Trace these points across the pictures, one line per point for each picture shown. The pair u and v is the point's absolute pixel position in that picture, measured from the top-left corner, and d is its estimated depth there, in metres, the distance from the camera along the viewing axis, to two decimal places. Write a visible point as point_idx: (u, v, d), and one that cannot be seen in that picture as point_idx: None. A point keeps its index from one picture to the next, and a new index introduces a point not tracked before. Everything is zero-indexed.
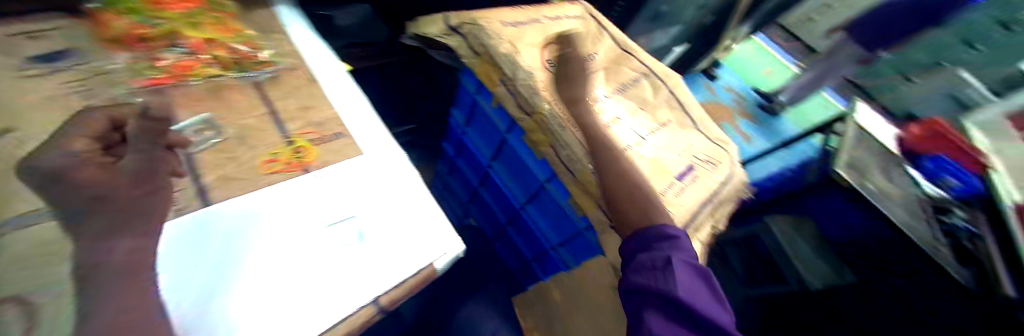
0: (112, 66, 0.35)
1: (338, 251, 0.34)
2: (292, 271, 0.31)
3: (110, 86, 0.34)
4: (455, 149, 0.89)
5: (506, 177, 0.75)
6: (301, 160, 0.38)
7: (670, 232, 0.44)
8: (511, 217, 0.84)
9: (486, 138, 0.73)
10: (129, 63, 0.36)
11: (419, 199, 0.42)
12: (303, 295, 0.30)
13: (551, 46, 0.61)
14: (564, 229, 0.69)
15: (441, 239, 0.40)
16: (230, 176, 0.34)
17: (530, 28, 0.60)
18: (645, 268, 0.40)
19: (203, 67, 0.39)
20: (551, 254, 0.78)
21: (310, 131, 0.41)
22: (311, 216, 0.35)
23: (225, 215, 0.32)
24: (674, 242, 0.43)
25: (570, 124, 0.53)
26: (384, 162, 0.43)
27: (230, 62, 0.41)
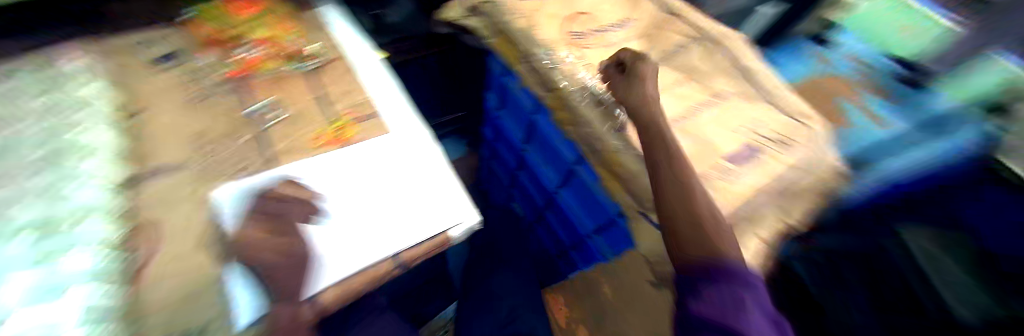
0: (218, 71, 0.49)
1: (370, 209, 0.41)
2: (333, 220, 0.39)
3: (216, 85, 0.48)
4: (492, 132, 0.91)
5: (540, 158, 0.73)
6: (342, 136, 0.47)
7: (742, 274, 0.36)
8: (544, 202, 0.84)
9: (517, 120, 0.74)
10: (229, 69, 0.50)
11: (439, 173, 0.46)
12: (340, 238, 0.38)
13: (575, 14, 0.56)
14: (597, 215, 0.65)
15: (457, 208, 0.43)
16: (292, 147, 0.44)
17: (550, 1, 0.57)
18: (719, 302, 0.33)
19: (264, 57, 0.52)
20: (587, 242, 0.74)
21: (350, 114, 0.50)
22: (350, 180, 0.43)
23: (288, 174, 0.42)
24: (748, 290, 0.35)
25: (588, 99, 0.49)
26: (410, 141, 0.49)
27: (289, 59, 0.53)
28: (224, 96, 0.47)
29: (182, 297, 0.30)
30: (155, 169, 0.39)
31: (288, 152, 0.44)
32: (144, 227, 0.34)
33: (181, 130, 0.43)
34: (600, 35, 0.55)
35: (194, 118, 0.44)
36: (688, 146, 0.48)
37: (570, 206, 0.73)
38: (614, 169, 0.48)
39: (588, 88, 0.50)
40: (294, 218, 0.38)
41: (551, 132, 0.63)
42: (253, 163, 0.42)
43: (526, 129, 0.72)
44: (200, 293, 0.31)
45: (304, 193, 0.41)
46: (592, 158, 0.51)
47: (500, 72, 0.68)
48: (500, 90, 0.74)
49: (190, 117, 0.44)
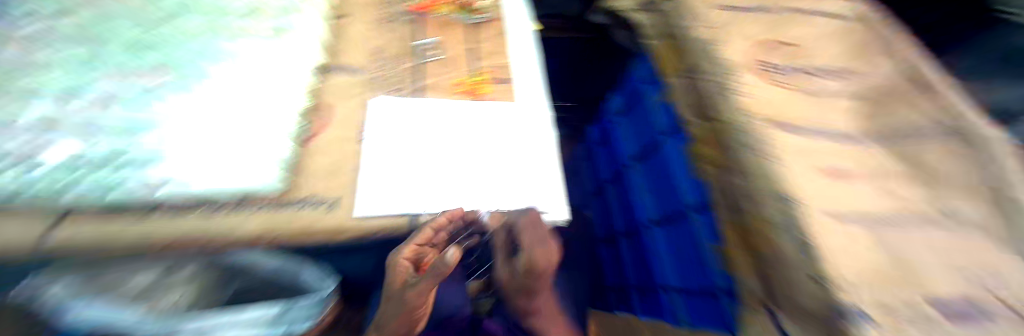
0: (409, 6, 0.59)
1: (475, 162, 0.44)
2: (445, 159, 0.44)
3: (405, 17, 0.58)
4: (600, 135, 0.86)
5: (643, 183, 0.65)
6: (477, 90, 0.50)
7: None
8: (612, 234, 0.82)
9: (638, 133, 0.66)
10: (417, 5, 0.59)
11: (543, 160, 0.45)
12: (446, 177, 0.42)
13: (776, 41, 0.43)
14: (692, 277, 0.52)
15: (549, 198, 0.43)
16: (435, 84, 0.50)
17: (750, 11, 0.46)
18: None
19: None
20: (660, 295, 0.63)
21: (488, 71, 0.52)
22: (468, 131, 0.46)
23: (426, 108, 0.48)
24: None
25: (751, 133, 0.35)
26: (527, 117, 0.48)
27: (459, 8, 0.59)
28: (406, 27, 0.56)
29: (331, 172, 0.41)
30: (346, 68, 0.50)
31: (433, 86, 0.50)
32: (323, 110, 0.46)
33: (371, 46, 0.54)
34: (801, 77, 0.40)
35: (382, 38, 0.55)
36: (848, 254, 0.27)
37: (660, 251, 0.61)
38: (755, 242, 0.35)
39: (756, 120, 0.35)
40: (421, 147, 0.45)
41: (677, 163, 0.52)
42: (407, 87, 0.50)
43: (645, 147, 0.64)
44: (341, 172, 0.41)
45: (432, 129, 0.46)
46: (723, 211, 0.40)
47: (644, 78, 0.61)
48: (634, 97, 0.67)
49: (381, 37, 0.55)
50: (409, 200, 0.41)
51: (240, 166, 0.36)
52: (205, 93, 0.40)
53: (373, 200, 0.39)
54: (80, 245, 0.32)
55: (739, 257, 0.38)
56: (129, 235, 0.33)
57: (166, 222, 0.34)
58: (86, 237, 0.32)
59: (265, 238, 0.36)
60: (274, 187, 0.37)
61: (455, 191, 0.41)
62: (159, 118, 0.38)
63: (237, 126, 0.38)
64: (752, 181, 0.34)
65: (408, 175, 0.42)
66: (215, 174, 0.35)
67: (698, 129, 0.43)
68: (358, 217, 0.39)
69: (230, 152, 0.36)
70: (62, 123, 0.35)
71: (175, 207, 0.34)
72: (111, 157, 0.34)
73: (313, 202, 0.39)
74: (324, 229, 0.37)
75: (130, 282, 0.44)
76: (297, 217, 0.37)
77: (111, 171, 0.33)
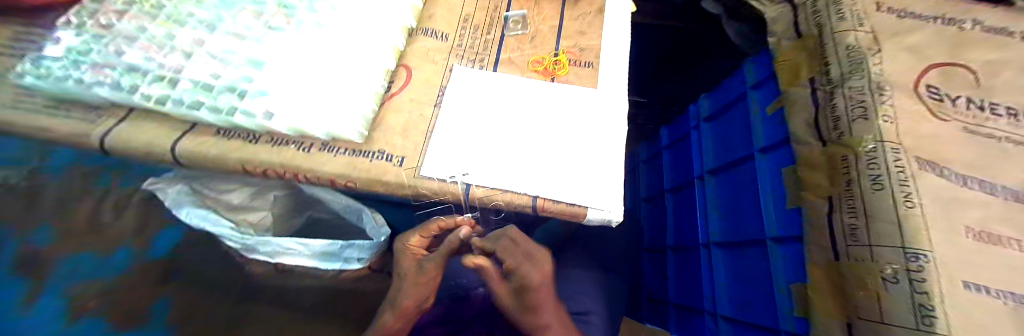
0: None
1: (539, 144, 0.42)
2: (510, 136, 0.43)
3: None
4: (670, 140, 0.81)
5: (712, 199, 0.60)
6: (555, 70, 0.48)
7: None
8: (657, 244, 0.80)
9: (720, 145, 0.60)
10: None
11: (616, 152, 0.42)
12: (508, 155, 0.41)
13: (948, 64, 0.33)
14: (751, 310, 0.48)
15: (608, 196, 0.40)
16: (514, 59, 0.49)
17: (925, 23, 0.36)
18: None
19: None
20: (704, 318, 0.59)
21: (572, 52, 0.49)
22: (539, 111, 0.44)
23: (501, 81, 0.47)
24: None
25: (881, 170, 0.29)
26: (606, 104, 0.45)
27: None
28: None
29: (405, 130, 0.43)
30: (432, 30, 0.50)
31: (509, 62, 0.49)
32: (404, 68, 0.47)
33: (458, 10, 0.53)
34: (982, 118, 0.30)
35: (469, 4, 0.54)
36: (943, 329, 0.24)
37: (717, 276, 0.56)
38: (850, 289, 0.31)
39: (899, 156, 0.29)
40: (489, 120, 0.44)
41: (765, 186, 0.46)
42: (485, 59, 0.49)
43: (725, 162, 0.58)
44: (413, 131, 0.43)
45: (504, 104, 0.45)
46: (820, 254, 0.35)
47: (749, 83, 0.53)
48: (727, 104, 0.59)
49: (468, 3, 0.54)
50: (469, 169, 0.40)
51: (330, 113, 0.37)
52: (309, 26, 0.40)
53: (437, 164, 0.40)
54: (193, 155, 0.39)
55: (822, 299, 0.34)
56: (234, 157, 0.39)
57: (261, 148, 0.39)
58: (206, 151, 0.39)
59: (343, 178, 0.39)
60: (359, 137, 0.40)
61: (516, 171, 0.41)
62: (260, 49, 0.38)
63: (334, 68, 0.39)
64: (871, 226, 0.29)
65: (473, 146, 0.42)
66: (306, 113, 0.35)
67: (808, 152, 0.38)
68: (421, 175, 0.40)
69: (324, 96, 0.37)
70: (202, 46, 0.38)
71: (274, 140, 0.40)
72: (237, 84, 0.36)
73: (379, 153, 0.41)
74: (387, 182, 0.39)
75: (226, 198, 0.54)
76: (371, 166, 0.40)
77: (236, 98, 0.36)
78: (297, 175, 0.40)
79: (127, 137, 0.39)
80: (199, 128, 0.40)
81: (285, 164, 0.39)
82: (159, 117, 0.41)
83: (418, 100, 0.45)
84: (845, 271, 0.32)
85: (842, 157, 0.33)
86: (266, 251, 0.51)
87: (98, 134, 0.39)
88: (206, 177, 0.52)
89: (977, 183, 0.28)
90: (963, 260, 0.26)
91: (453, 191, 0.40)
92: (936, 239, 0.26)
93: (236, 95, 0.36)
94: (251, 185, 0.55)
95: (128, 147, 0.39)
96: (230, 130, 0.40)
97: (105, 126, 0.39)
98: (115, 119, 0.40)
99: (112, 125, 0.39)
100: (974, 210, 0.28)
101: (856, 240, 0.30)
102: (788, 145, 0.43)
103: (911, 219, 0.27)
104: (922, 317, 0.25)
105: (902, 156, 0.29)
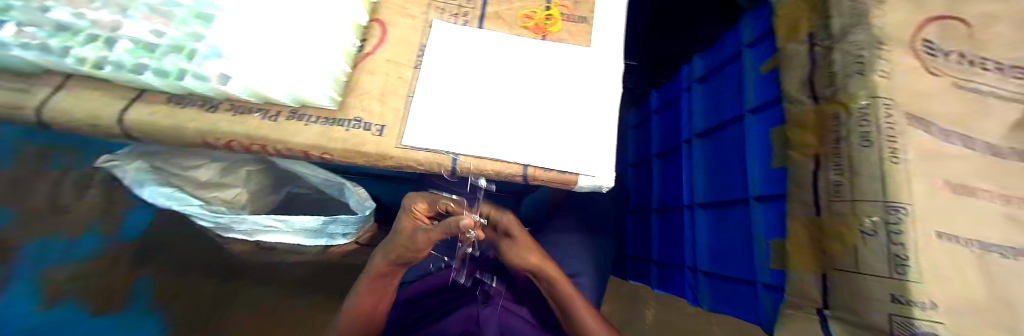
0: None
1: (528, 108, 0.40)
2: (497, 99, 0.40)
3: None
4: (661, 103, 0.79)
5: (699, 162, 0.60)
6: (546, 26, 0.44)
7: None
8: (641, 207, 0.82)
9: (711, 106, 0.59)
10: None
11: (608, 114, 0.41)
12: (495, 119, 0.39)
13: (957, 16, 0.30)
14: (731, 265, 0.51)
15: (599, 161, 0.39)
16: (502, 13, 0.45)
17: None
18: None
19: None
20: (685, 273, 0.62)
21: (564, 4, 0.46)
22: (526, 72, 0.42)
23: (487, 38, 0.43)
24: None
25: (867, 123, 0.29)
26: (601, 64, 0.43)
27: None
28: None
29: (382, 95, 0.40)
30: None
31: (496, 16, 0.45)
32: (377, 23, 0.43)
33: None
34: (972, 73, 0.29)
35: None
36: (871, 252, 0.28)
37: (700, 237, 0.58)
38: (829, 243, 0.32)
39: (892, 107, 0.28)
40: (474, 82, 0.41)
41: (755, 146, 0.46)
42: (470, 14, 0.45)
43: (714, 124, 0.57)
44: (391, 96, 0.40)
45: (490, 63, 0.42)
46: (803, 210, 0.36)
47: (745, 40, 0.51)
48: (722, 63, 0.57)
49: None
50: (454, 135, 0.38)
51: (297, 77, 0.33)
52: None
53: (420, 131, 0.38)
54: (148, 128, 0.35)
55: (800, 252, 0.36)
56: (191, 128, 0.35)
57: (222, 119, 0.36)
58: (157, 121, 0.35)
59: (318, 150, 0.37)
60: (330, 102, 0.38)
61: (503, 138, 0.39)
62: None
63: None
64: (856, 182, 0.29)
65: (457, 111, 0.39)
66: (271, 79, 0.32)
67: (801, 110, 0.37)
68: (403, 146, 0.38)
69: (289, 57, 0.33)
70: None
71: (236, 108, 0.36)
72: (181, 42, 0.31)
73: (357, 122, 0.38)
74: (366, 151, 0.37)
75: (194, 175, 0.50)
76: (348, 135, 0.37)
77: (185, 59, 0.32)
78: (266, 146, 0.37)
79: (67, 107, 0.35)
80: (147, 95, 0.36)
81: (250, 135, 0.36)
82: (103, 85, 0.36)
83: (396, 62, 0.42)
84: (826, 227, 0.33)
85: (834, 115, 0.33)
86: (246, 230, 0.49)
87: (34, 105, 0.34)
88: (166, 152, 0.48)
89: (960, 136, 0.29)
90: (941, 212, 0.27)
91: (439, 159, 0.38)
92: (921, 191, 0.27)
93: (183, 58, 0.32)
94: (221, 160, 0.51)
95: (73, 120, 0.35)
96: (184, 97, 0.36)
97: (43, 95, 0.35)
98: (49, 88, 0.35)
99: (49, 96, 0.35)
100: (955, 163, 0.28)
101: (839, 195, 0.31)
102: (780, 104, 0.42)
103: (895, 174, 0.27)
104: (896, 266, 0.26)
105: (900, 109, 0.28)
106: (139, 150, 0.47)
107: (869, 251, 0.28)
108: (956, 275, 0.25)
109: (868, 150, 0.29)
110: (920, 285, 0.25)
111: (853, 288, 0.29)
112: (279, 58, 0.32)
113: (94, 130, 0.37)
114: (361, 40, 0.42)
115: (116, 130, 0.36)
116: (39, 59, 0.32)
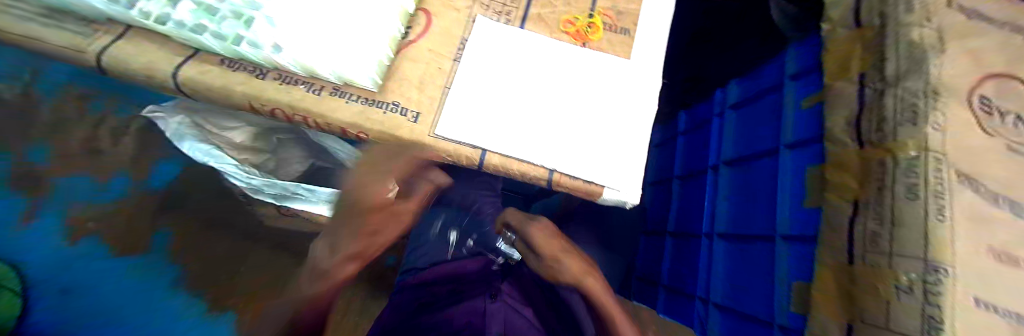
0: None
1: (562, 115, 0.40)
2: (533, 100, 0.40)
3: None
4: (688, 125, 0.78)
5: (723, 190, 0.60)
6: (587, 35, 0.44)
7: None
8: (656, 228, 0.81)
9: (742, 136, 0.58)
10: None
11: (641, 128, 0.41)
12: (528, 119, 0.40)
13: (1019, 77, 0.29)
14: (747, 301, 0.50)
15: (626, 175, 0.39)
16: (546, 16, 0.45)
17: (1016, 13, 0.32)
18: None
19: None
20: (695, 303, 0.61)
21: (608, 14, 0.46)
22: (564, 78, 0.42)
23: (530, 40, 0.43)
24: None
25: (916, 177, 0.28)
26: (640, 77, 0.43)
27: None
28: None
29: (421, 82, 0.41)
30: None
31: (540, 18, 0.45)
32: (424, 12, 0.44)
33: None
34: None
35: None
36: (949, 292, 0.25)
37: (716, 269, 0.57)
38: (860, 293, 0.31)
39: (945, 164, 0.27)
40: (512, 81, 0.41)
41: (787, 183, 0.45)
42: (514, 13, 0.45)
43: (746, 154, 0.56)
44: (429, 85, 0.41)
45: (530, 65, 0.42)
46: (835, 255, 0.35)
47: (787, 73, 0.50)
48: (760, 93, 0.56)
49: None
50: (486, 130, 0.39)
51: (344, 55, 0.34)
52: None
53: (453, 123, 0.39)
54: (198, 84, 0.37)
55: (826, 299, 0.35)
56: (240, 90, 0.37)
57: (269, 86, 0.37)
58: (208, 81, 0.36)
59: (354, 128, 0.38)
60: (373, 85, 0.38)
61: (534, 140, 0.39)
62: None
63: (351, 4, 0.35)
64: (895, 233, 0.29)
65: (492, 107, 0.40)
66: (320, 53, 0.33)
67: (842, 151, 0.36)
68: (436, 135, 0.38)
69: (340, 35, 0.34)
70: None
71: (283, 78, 0.38)
72: (242, 9, 0.33)
73: (394, 106, 0.39)
74: (399, 134, 0.38)
75: (229, 136, 0.51)
76: (384, 118, 0.38)
77: (242, 25, 0.33)
78: (308, 118, 0.38)
79: (126, 57, 0.36)
80: (203, 55, 0.38)
81: (295, 105, 0.37)
82: (161, 41, 0.38)
83: (438, 51, 0.43)
84: (858, 277, 0.32)
85: (879, 162, 0.32)
86: (276, 196, 0.50)
87: (94, 54, 0.36)
88: (208, 110, 0.50)
89: (1010, 200, 0.27)
90: (984, 277, 0.26)
91: (468, 151, 0.38)
92: (965, 252, 0.26)
93: (239, 25, 0.33)
94: (254, 124, 0.53)
95: (130, 70, 0.37)
96: (236, 60, 0.38)
97: (101, 45, 0.36)
98: (112, 37, 0.37)
99: (107, 46, 0.36)
100: (1002, 227, 0.27)
101: (878, 247, 0.30)
102: (819, 143, 0.41)
103: (937, 231, 0.26)
104: (929, 328, 0.25)
105: (954, 166, 0.28)
106: (184, 104, 0.50)
107: (906, 308, 0.27)
108: None
109: (914, 204, 0.28)
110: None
111: None
112: (330, 34, 0.33)
113: (147, 82, 0.39)
114: (407, 26, 0.43)
115: (168, 84, 0.37)
116: (110, 11, 0.34)
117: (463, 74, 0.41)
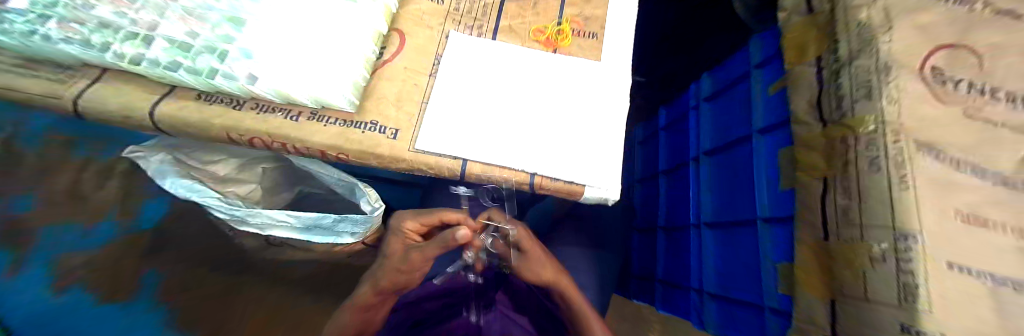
0: None
1: (539, 119, 0.41)
2: (508, 108, 0.41)
3: None
4: (669, 120, 0.80)
5: (706, 182, 0.60)
6: (558, 42, 0.46)
7: None
8: (648, 224, 0.81)
9: (718, 127, 0.60)
10: None
11: (616, 126, 0.42)
12: (505, 127, 0.40)
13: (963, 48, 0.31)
14: (738, 288, 0.50)
15: (604, 173, 0.40)
16: (516, 27, 0.46)
17: None
18: None
19: None
20: (689, 294, 0.61)
21: (576, 21, 0.47)
22: (539, 84, 0.43)
23: (502, 50, 0.45)
24: None
25: (877, 150, 0.29)
26: (610, 78, 0.44)
27: None
28: None
29: (398, 100, 0.42)
30: None
31: (510, 30, 0.46)
32: (397, 33, 0.45)
33: None
34: (981, 102, 0.29)
35: None
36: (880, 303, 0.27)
37: (705, 258, 0.57)
38: (839, 268, 0.32)
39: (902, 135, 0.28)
40: (486, 91, 0.42)
41: (762, 168, 0.47)
42: (485, 27, 0.47)
43: (723, 144, 0.57)
44: (406, 101, 0.42)
45: (504, 73, 0.43)
46: (813, 234, 0.35)
47: (754, 62, 0.52)
48: (731, 83, 0.58)
49: None
50: (464, 141, 0.39)
51: (318, 80, 0.35)
52: None
53: (431, 137, 0.39)
54: (174, 120, 0.37)
55: (809, 275, 0.36)
56: (216, 123, 0.37)
57: (245, 116, 0.37)
58: (185, 115, 0.37)
59: (334, 150, 0.38)
60: (350, 106, 0.39)
61: (511, 145, 0.40)
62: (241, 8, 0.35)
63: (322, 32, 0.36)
64: (863, 206, 0.30)
65: (468, 118, 0.41)
66: (293, 79, 0.34)
67: (808, 132, 0.38)
68: (415, 150, 0.39)
69: (313, 62, 0.35)
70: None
71: (260, 107, 0.38)
72: (218, 44, 0.34)
73: (372, 125, 0.40)
74: (378, 152, 0.38)
75: (213, 169, 0.52)
76: (363, 137, 0.39)
77: (217, 59, 0.34)
78: (285, 144, 0.38)
79: (101, 99, 0.37)
80: (178, 92, 0.38)
81: (270, 133, 0.37)
82: (136, 81, 0.38)
83: (413, 68, 0.44)
84: (835, 252, 0.32)
85: (842, 138, 0.33)
86: (262, 225, 0.49)
87: (68, 98, 0.36)
88: (190, 147, 0.51)
89: (971, 165, 0.28)
90: (953, 241, 0.26)
91: (447, 163, 0.39)
92: (931, 217, 0.26)
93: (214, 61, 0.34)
94: (237, 155, 0.54)
95: (107, 112, 0.37)
96: (212, 94, 0.38)
97: (75, 90, 0.36)
98: (88, 80, 0.37)
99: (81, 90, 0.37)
100: (965, 192, 0.27)
101: (850, 221, 0.31)
102: (788, 126, 0.42)
103: (904, 201, 0.27)
104: (904, 294, 0.26)
105: (911, 137, 0.28)
106: (166, 143, 0.51)
107: (880, 277, 0.28)
108: (966, 307, 0.25)
109: (878, 176, 0.29)
110: (932, 316, 0.24)
111: (862, 315, 0.29)
112: (303, 61, 0.34)
113: (123, 122, 0.39)
114: (381, 47, 0.44)
115: (146, 122, 0.38)
116: (85, 57, 0.34)
117: (438, 88, 0.42)
